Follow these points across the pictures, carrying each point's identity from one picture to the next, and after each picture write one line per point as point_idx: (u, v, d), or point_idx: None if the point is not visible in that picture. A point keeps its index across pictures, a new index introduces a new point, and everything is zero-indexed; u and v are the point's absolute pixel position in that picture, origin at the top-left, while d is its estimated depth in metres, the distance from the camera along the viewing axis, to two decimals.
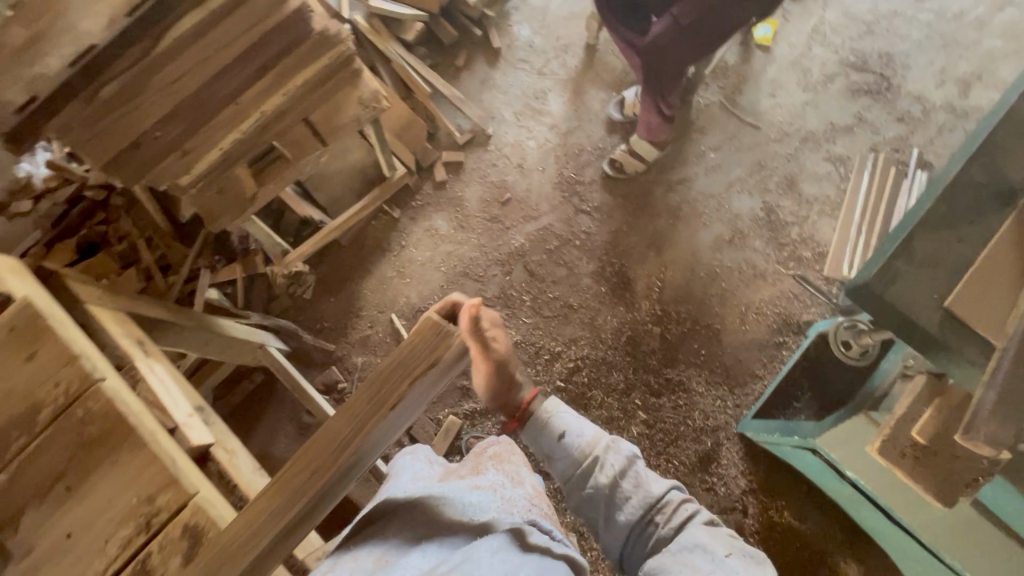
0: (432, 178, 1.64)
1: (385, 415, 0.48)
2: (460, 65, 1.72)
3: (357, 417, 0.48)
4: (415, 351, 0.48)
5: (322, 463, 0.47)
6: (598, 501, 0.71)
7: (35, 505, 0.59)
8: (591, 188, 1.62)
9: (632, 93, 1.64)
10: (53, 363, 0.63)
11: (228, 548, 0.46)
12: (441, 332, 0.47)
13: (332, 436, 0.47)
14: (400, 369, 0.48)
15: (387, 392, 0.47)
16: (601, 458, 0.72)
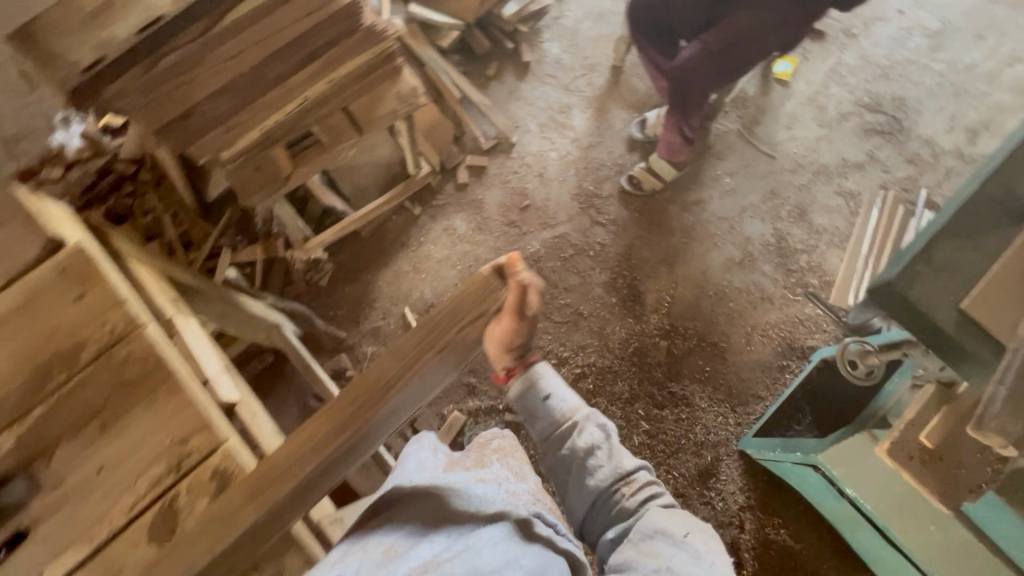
0: (454, 180, 1.69)
1: (430, 357, 0.54)
2: (490, 75, 1.79)
3: (404, 358, 0.54)
4: (462, 302, 0.56)
5: (371, 396, 0.53)
6: (571, 464, 0.71)
7: (70, 438, 0.61)
8: (609, 201, 1.66)
9: (655, 115, 1.70)
10: (100, 304, 0.66)
11: (277, 470, 0.52)
12: (490, 286, 0.56)
13: (381, 373, 0.54)
14: (447, 319, 0.55)
15: (435, 337, 0.55)
16: (580, 424, 0.71)
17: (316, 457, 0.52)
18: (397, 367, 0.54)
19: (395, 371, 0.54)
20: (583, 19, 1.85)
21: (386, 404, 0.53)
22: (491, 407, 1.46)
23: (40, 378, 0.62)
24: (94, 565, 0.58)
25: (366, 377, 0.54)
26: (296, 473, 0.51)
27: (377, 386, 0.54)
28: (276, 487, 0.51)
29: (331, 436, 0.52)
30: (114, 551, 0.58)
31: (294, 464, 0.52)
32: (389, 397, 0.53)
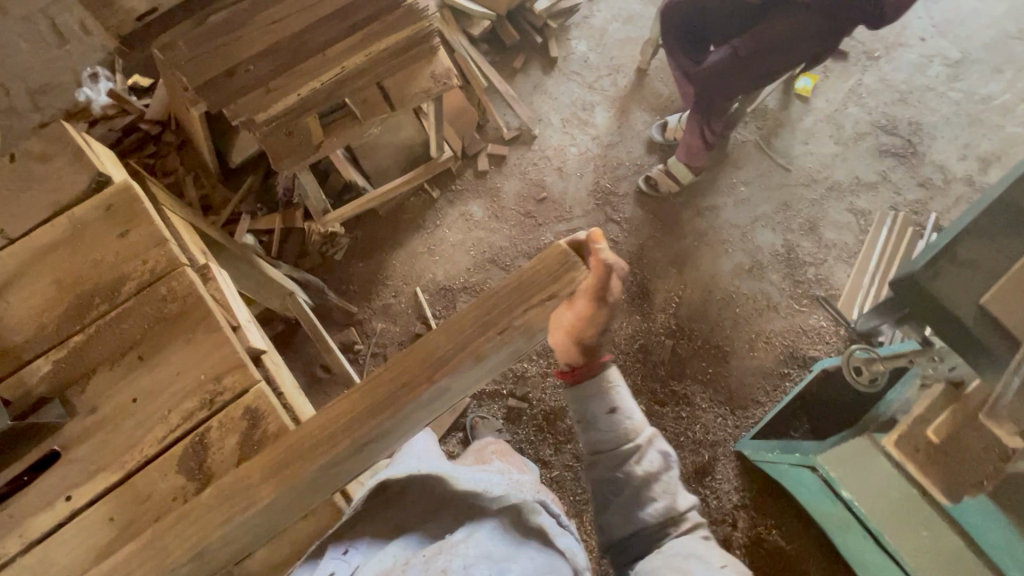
0: (474, 167, 1.70)
1: (489, 339, 0.50)
2: (517, 67, 1.81)
3: (459, 336, 0.51)
4: (533, 277, 0.51)
5: (422, 371, 0.50)
6: (624, 486, 0.75)
7: (107, 367, 0.62)
8: (624, 200, 1.69)
9: (676, 118, 1.72)
10: (143, 241, 0.67)
11: (313, 435, 0.51)
12: (567, 263, 0.50)
13: (433, 348, 0.51)
14: (511, 297, 0.51)
15: (494, 315, 0.51)
16: (642, 450, 0.76)
17: (364, 433, 0.50)
18: (451, 345, 0.50)
19: (449, 349, 0.50)
20: (611, 21, 1.88)
21: (437, 383, 0.50)
22: (494, 391, 1.47)
23: (83, 307, 0.64)
24: (121, 491, 0.59)
25: (419, 350, 0.51)
26: (339, 441, 0.50)
27: (431, 362, 0.50)
28: (316, 449, 0.50)
29: (376, 406, 0.50)
30: (142, 478, 0.59)
31: (340, 433, 0.50)
32: (441, 376, 0.50)
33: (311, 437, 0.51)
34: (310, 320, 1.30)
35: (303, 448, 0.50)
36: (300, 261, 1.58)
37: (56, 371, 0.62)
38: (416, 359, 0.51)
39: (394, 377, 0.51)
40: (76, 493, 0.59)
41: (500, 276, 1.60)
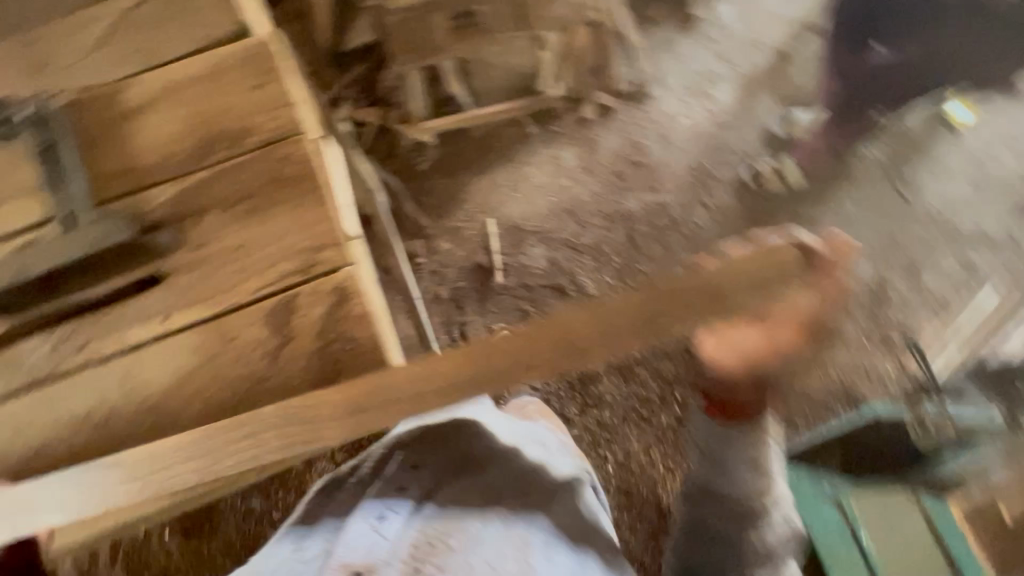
0: (578, 113, 1.63)
1: (634, 326, 0.55)
2: (652, 18, 1.70)
3: (604, 327, 0.55)
4: (757, 263, 0.61)
5: (556, 345, 0.54)
6: (740, 544, 0.79)
7: (219, 210, 0.65)
8: (723, 187, 1.59)
9: (803, 115, 1.61)
10: (276, 98, 0.68)
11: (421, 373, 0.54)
12: (808, 259, 0.62)
13: (568, 325, 0.55)
14: (676, 296, 0.57)
15: (659, 312, 0.56)
16: (774, 520, 0.79)
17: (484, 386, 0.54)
18: (589, 325, 0.55)
19: (584, 329, 0.55)
20: None
21: (567, 361, 0.54)
22: None
23: (208, 148, 0.66)
24: (210, 326, 0.62)
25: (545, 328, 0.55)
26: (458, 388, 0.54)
27: (566, 344, 0.54)
28: (426, 388, 0.53)
29: (502, 364, 0.54)
30: (231, 321, 0.62)
31: (455, 379, 0.54)
32: (571, 357, 0.54)
33: (416, 380, 0.54)
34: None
35: (416, 382, 0.54)
36: (385, 161, 1.57)
37: (173, 201, 0.65)
38: (548, 331, 0.55)
39: (522, 341, 0.54)
40: (171, 317, 0.63)
41: (574, 229, 1.55)
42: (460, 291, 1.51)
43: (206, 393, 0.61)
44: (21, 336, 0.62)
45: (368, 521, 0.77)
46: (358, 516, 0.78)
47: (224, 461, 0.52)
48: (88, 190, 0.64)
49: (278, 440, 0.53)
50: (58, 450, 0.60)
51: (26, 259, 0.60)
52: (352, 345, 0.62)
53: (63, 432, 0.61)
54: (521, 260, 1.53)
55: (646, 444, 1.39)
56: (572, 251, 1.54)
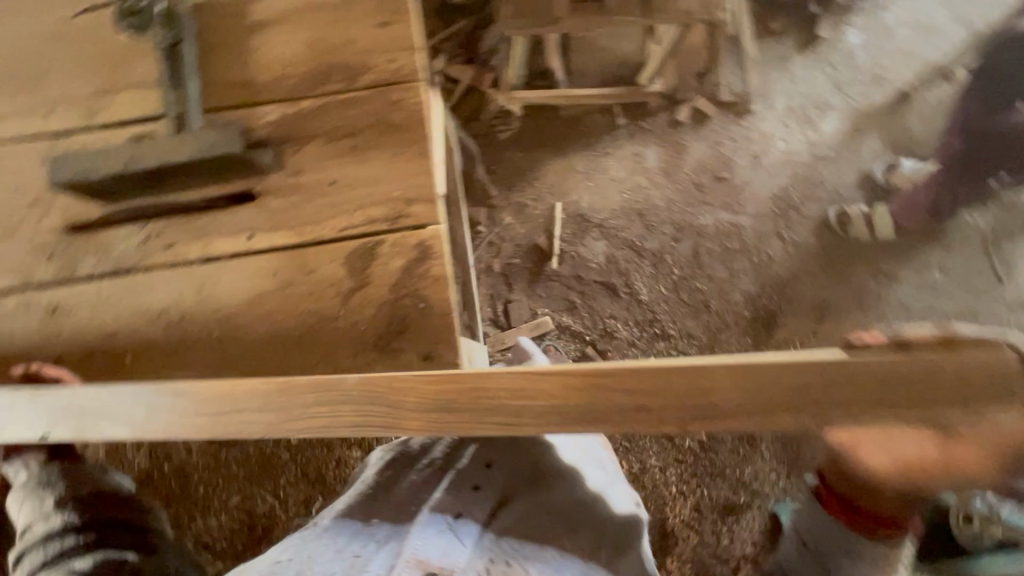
0: (671, 113, 1.57)
1: (772, 395, 0.48)
2: (773, 30, 1.60)
3: (743, 389, 0.48)
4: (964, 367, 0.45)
5: (684, 394, 0.49)
6: None
7: (321, 141, 0.64)
8: (804, 222, 1.51)
9: (912, 166, 1.47)
10: (399, 38, 0.66)
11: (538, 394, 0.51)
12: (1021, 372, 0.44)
13: (702, 374, 0.49)
14: (839, 383, 0.47)
15: (809, 391, 0.47)
16: None
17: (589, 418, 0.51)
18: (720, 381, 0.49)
19: (719, 384, 0.49)
20: (902, 26, 1.59)
21: (687, 414, 0.49)
22: (578, 332, 1.45)
23: (324, 77, 0.65)
24: (291, 254, 0.63)
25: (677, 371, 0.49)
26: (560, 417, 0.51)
27: (698, 399, 0.49)
28: (522, 403, 0.51)
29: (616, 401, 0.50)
30: (312, 255, 0.62)
31: (557, 403, 0.51)
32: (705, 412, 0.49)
33: (518, 395, 0.51)
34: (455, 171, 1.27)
35: (508, 395, 0.51)
36: (468, 122, 1.55)
37: (279, 122, 0.65)
38: (675, 378, 0.50)
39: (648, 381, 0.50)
40: (256, 237, 0.63)
41: (639, 231, 1.51)
42: (513, 267, 1.50)
43: (275, 318, 0.62)
44: (118, 222, 0.64)
45: (439, 520, 0.63)
46: (427, 517, 0.63)
47: (295, 419, 0.53)
48: (201, 95, 0.64)
49: (359, 414, 0.53)
50: (132, 338, 0.63)
51: (139, 151, 0.59)
52: (423, 305, 0.61)
53: (141, 319, 0.63)
54: (580, 251, 1.50)
55: (664, 462, 1.36)
56: (633, 252, 1.50)
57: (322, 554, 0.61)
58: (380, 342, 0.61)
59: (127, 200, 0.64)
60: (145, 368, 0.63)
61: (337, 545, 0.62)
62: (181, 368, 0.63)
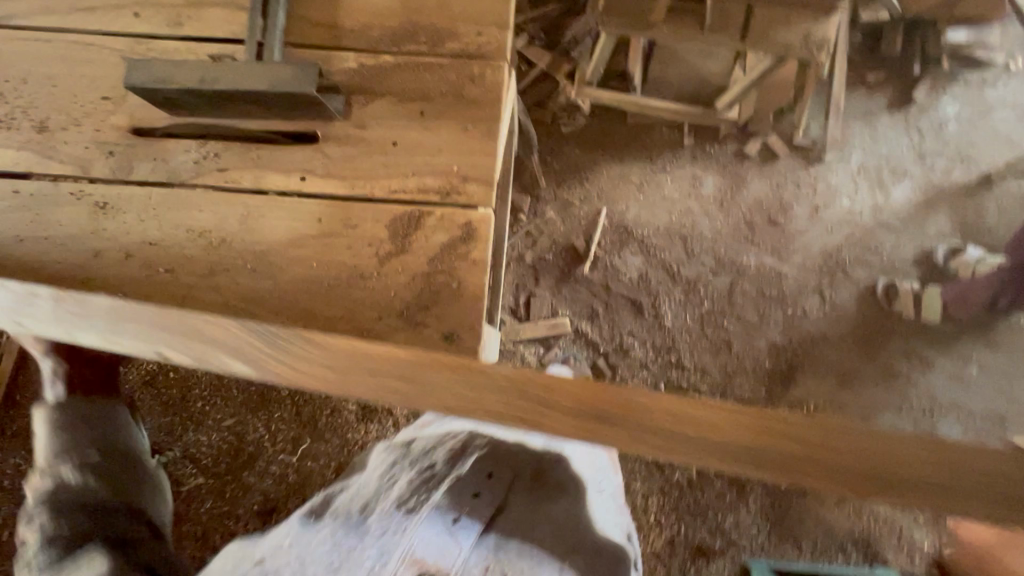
0: (739, 145, 1.52)
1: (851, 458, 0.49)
2: (867, 81, 1.52)
3: (824, 447, 0.50)
4: None
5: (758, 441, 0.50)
6: None
7: (391, 99, 0.63)
8: (849, 286, 1.46)
9: (979, 255, 1.39)
10: (492, 13, 0.64)
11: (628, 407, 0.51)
12: None
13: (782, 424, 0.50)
14: (900, 460, 0.49)
15: (881, 469, 0.49)
16: None
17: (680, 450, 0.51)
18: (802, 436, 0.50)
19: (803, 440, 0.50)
20: (1004, 108, 1.51)
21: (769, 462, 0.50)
22: (593, 342, 1.44)
23: (408, 36, 0.64)
24: (336, 205, 0.62)
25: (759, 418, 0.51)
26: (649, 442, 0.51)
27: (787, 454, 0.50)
28: (620, 418, 0.51)
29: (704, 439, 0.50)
30: (358, 209, 0.62)
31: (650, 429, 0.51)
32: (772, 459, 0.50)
33: (616, 407, 0.51)
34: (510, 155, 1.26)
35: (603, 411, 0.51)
36: (533, 108, 1.52)
37: (355, 71, 0.64)
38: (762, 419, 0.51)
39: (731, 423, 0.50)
40: (308, 180, 0.63)
41: (679, 256, 1.48)
42: (544, 262, 1.48)
43: (308, 264, 0.62)
44: (180, 135, 0.65)
45: (438, 519, 0.68)
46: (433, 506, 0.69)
47: (381, 385, 0.53)
48: (284, 28, 0.64)
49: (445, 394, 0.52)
50: (167, 250, 0.64)
51: (213, 72, 0.59)
52: (456, 285, 0.61)
53: (180, 234, 0.64)
54: (614, 262, 1.47)
55: (648, 489, 1.34)
56: (667, 276, 1.47)
57: (321, 543, 0.65)
58: (405, 312, 0.61)
59: (192, 115, 0.65)
60: (173, 282, 0.63)
61: (336, 535, 0.67)
62: (207, 289, 0.63)
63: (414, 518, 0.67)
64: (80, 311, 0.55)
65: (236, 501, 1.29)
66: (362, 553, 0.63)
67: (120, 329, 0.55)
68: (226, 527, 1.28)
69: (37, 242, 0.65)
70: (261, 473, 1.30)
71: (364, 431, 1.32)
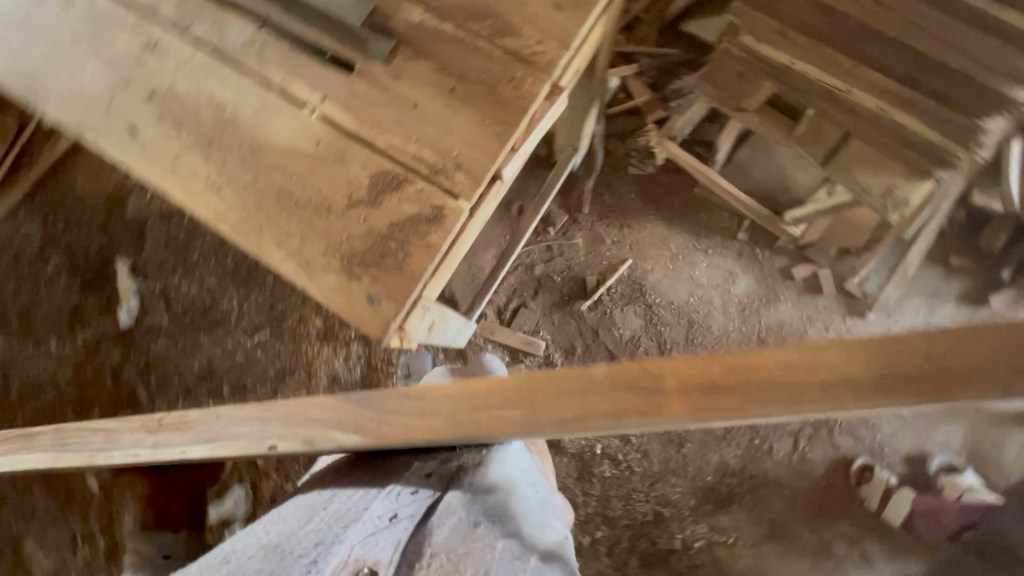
0: (788, 263, 1.45)
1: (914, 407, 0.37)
2: (950, 264, 1.42)
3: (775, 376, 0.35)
4: None
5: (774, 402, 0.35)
6: None
7: (432, 65, 0.64)
8: (827, 448, 1.38)
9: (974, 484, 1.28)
10: (560, 27, 0.64)
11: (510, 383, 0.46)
12: None
13: (800, 377, 0.34)
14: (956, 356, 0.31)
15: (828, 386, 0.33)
16: None
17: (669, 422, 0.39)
18: (846, 390, 0.33)
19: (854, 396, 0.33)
20: None
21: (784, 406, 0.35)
22: None
23: (476, 15, 0.65)
24: (339, 136, 0.64)
25: (757, 361, 0.36)
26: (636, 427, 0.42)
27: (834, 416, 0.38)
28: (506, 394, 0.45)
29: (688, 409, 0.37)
30: (354, 149, 0.64)
31: (629, 405, 0.39)
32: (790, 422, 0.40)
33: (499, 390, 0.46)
34: (559, 170, 1.25)
35: (583, 387, 0.41)
36: (611, 137, 1.50)
37: (414, 25, 0.65)
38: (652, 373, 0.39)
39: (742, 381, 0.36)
40: (325, 102, 0.65)
41: (678, 338, 1.44)
42: (549, 281, 1.47)
43: (290, 176, 0.65)
44: (242, 14, 0.68)
45: (376, 519, 0.56)
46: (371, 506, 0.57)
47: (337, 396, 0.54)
48: None
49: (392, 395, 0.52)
50: (183, 105, 0.68)
51: None
52: (402, 257, 0.61)
53: (200, 99, 0.67)
54: (614, 313, 1.45)
55: None
56: (656, 350, 1.43)
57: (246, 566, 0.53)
58: (347, 260, 0.62)
59: None
60: (174, 135, 0.67)
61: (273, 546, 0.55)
62: (198, 156, 0.67)
63: (346, 523, 0.55)
64: (183, 424, 0.61)
65: (184, 353, 1.43)
66: (298, 565, 0.51)
67: (222, 435, 0.58)
68: (167, 370, 1.42)
69: (87, 48, 0.70)
70: (216, 340, 1.43)
71: (316, 349, 1.40)
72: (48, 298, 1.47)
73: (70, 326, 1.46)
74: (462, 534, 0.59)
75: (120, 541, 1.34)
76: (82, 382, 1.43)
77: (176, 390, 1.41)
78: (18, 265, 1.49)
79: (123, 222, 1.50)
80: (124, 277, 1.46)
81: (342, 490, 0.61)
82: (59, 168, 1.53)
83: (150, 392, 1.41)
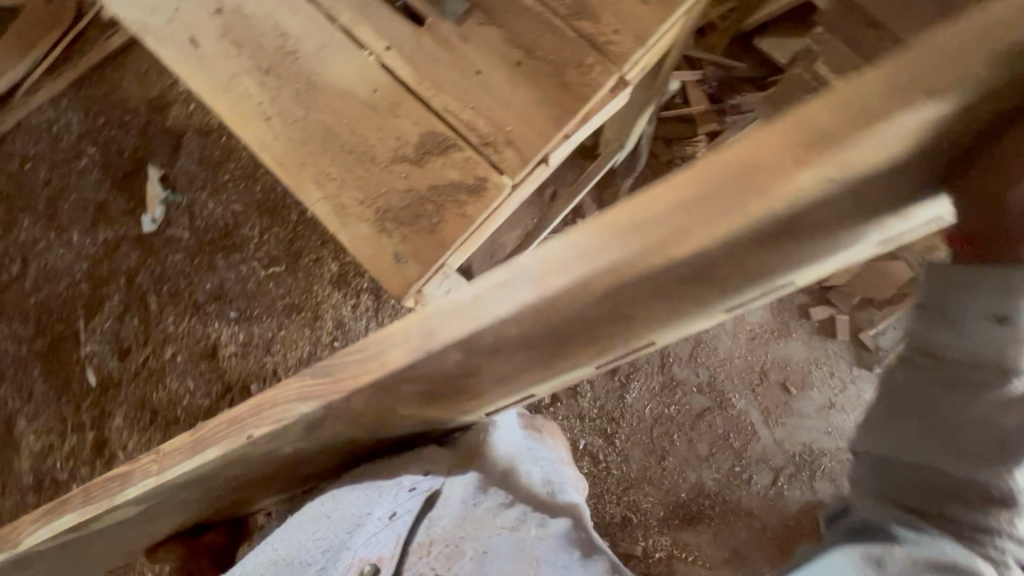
0: (808, 301, 1.44)
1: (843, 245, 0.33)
2: None
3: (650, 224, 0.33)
4: None
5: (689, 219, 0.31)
6: None
7: (503, 35, 0.63)
8: (806, 491, 1.38)
9: None
10: (640, 20, 0.62)
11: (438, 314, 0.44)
12: None
13: (668, 211, 0.32)
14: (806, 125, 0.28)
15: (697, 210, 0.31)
16: None
17: (593, 296, 0.35)
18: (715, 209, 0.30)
19: (751, 185, 0.29)
20: None
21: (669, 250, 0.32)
22: None
23: None
24: (396, 88, 0.64)
25: (647, 204, 0.33)
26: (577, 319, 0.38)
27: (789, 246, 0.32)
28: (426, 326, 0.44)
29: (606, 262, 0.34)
30: (410, 104, 0.63)
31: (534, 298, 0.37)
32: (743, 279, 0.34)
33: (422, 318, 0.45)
34: (601, 165, 1.23)
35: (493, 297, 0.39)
36: (659, 139, 1.47)
37: None
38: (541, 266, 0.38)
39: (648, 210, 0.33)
40: (389, 51, 0.64)
41: (681, 354, 1.43)
42: None
43: (341, 118, 0.64)
44: None
45: (375, 520, 0.61)
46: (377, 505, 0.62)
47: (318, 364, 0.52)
48: None
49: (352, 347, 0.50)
50: (250, 27, 0.67)
51: None
52: (436, 223, 0.62)
53: (267, 23, 0.67)
54: None
55: None
56: (658, 362, 1.43)
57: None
58: (382, 214, 0.62)
59: None
60: (234, 55, 0.67)
61: (292, 559, 0.62)
62: (254, 80, 0.66)
63: (353, 529, 0.61)
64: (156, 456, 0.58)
65: (199, 271, 1.45)
66: (309, 571, 0.59)
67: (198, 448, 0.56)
68: (179, 284, 1.44)
69: None
70: (231, 264, 1.44)
71: (326, 293, 1.41)
72: (77, 189, 1.49)
73: (94, 220, 1.47)
74: (462, 526, 0.59)
75: (107, 437, 1.38)
76: (97, 278, 1.45)
77: (185, 304, 1.43)
78: (53, 150, 1.51)
79: (162, 129, 1.50)
80: (154, 184, 1.48)
81: (347, 495, 0.66)
82: (109, 63, 1.53)
83: (160, 301, 1.44)
